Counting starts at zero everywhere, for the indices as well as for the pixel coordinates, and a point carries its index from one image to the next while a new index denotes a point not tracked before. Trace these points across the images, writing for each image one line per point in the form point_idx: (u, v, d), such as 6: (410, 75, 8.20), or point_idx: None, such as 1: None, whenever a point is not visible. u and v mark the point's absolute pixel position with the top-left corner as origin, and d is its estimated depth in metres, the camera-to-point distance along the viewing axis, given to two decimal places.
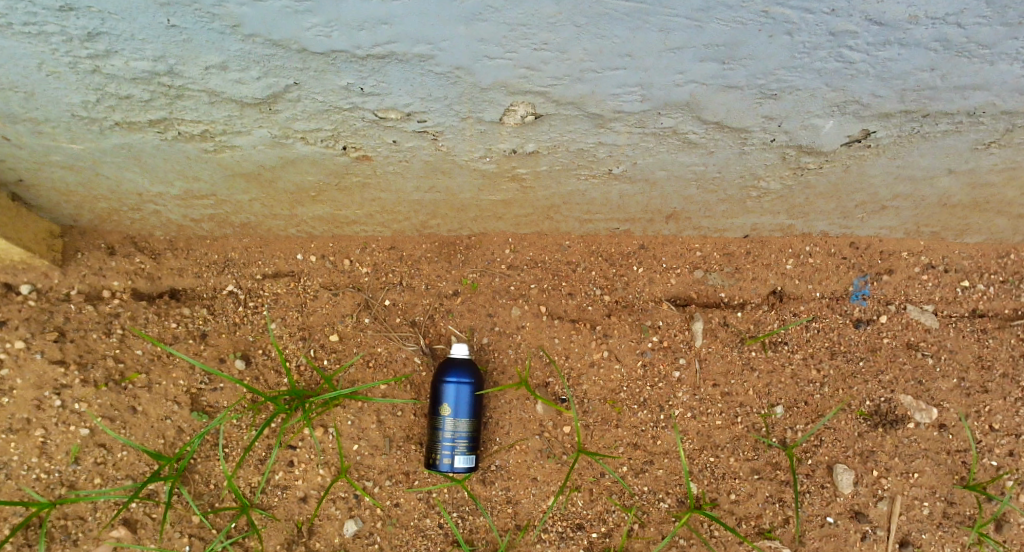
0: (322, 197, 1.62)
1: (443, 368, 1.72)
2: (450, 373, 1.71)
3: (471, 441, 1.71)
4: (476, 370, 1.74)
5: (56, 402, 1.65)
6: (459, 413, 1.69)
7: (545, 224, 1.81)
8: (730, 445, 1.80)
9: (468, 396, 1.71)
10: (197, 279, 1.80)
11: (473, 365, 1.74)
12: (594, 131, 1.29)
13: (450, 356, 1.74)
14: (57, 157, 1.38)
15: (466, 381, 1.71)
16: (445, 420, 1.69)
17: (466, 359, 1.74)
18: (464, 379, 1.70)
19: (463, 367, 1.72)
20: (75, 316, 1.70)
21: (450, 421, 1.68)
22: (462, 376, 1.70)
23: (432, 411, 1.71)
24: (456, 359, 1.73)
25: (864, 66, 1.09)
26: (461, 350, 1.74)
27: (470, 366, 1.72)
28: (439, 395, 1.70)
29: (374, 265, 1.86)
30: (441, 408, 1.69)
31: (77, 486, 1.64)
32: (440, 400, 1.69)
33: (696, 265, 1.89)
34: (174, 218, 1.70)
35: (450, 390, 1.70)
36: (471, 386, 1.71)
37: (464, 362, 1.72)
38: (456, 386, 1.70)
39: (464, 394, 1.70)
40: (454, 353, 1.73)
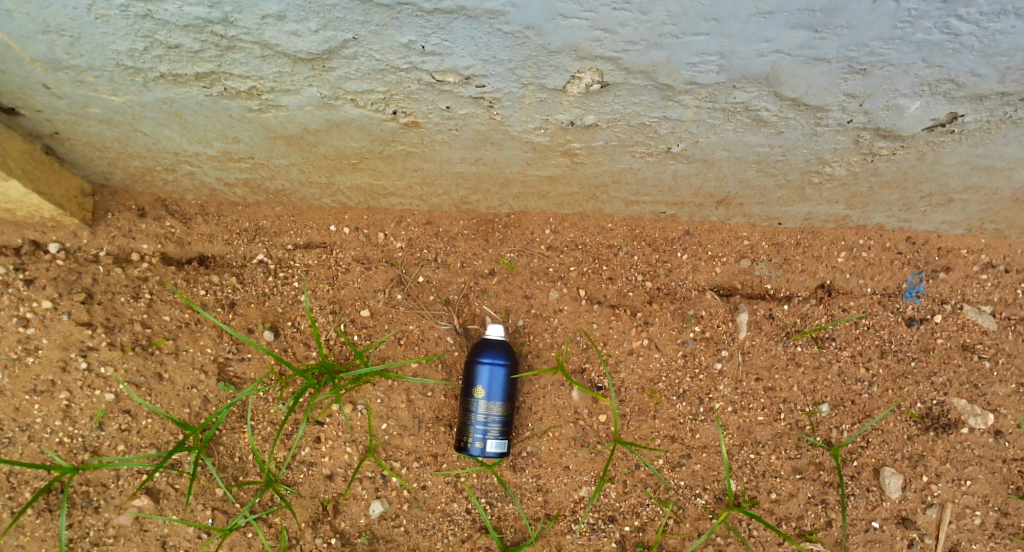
0: (363, 164, 1.56)
1: (475, 350, 1.66)
2: (484, 354, 1.65)
3: (504, 425, 1.65)
4: (511, 353, 1.68)
5: (82, 364, 1.59)
6: (493, 395, 1.63)
7: (589, 204, 1.75)
8: (772, 443, 1.72)
9: (502, 379, 1.65)
10: (227, 246, 1.74)
11: (508, 348, 1.68)
12: (661, 104, 1.23)
13: (483, 337, 1.68)
14: (96, 109, 1.32)
15: (502, 363, 1.65)
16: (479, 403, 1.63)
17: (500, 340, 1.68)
18: (499, 361, 1.64)
19: (497, 348, 1.66)
20: (103, 278, 1.64)
21: (484, 404, 1.63)
22: (497, 359, 1.65)
23: (464, 393, 1.65)
24: (489, 340, 1.67)
25: (970, 39, 1.02)
26: (497, 331, 1.68)
27: (504, 347, 1.66)
28: (473, 376, 1.65)
29: (409, 240, 1.81)
30: (475, 390, 1.63)
31: (100, 452, 1.59)
32: (474, 383, 1.64)
33: (743, 254, 1.81)
34: (208, 182, 1.65)
35: (484, 372, 1.64)
36: (505, 368, 1.65)
37: (498, 344, 1.67)
38: (490, 368, 1.64)
39: (499, 377, 1.64)
40: (489, 333, 1.67)
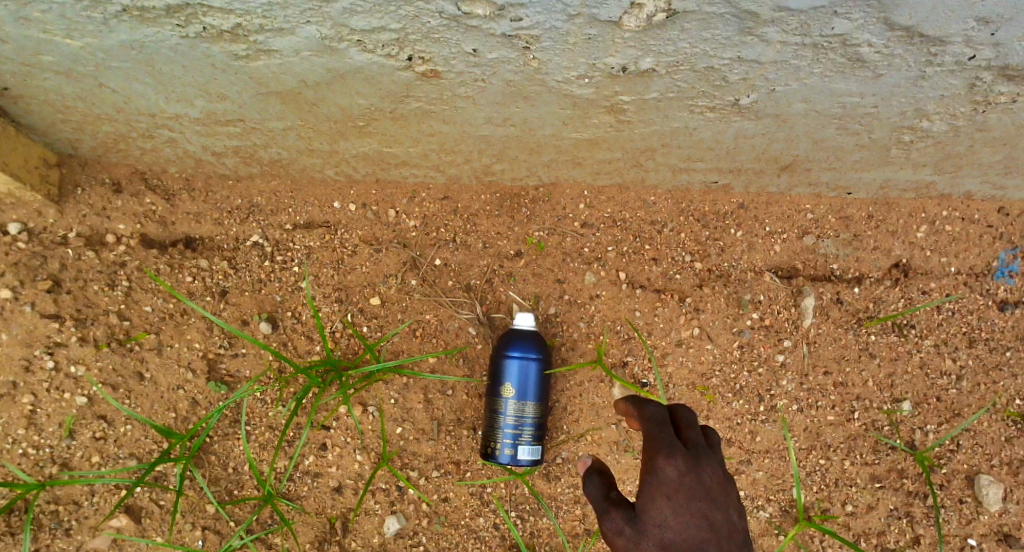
0: (372, 127, 1.34)
1: (502, 343, 1.44)
2: (512, 347, 1.42)
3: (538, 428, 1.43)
4: (544, 345, 1.45)
5: (49, 363, 1.37)
6: (525, 394, 1.41)
7: (630, 173, 1.52)
8: (845, 446, 1.50)
9: (534, 374, 1.42)
10: (216, 226, 1.52)
11: (540, 340, 1.45)
12: (736, 39, 1.00)
13: (511, 328, 1.46)
14: (50, 56, 1.10)
15: (533, 356, 1.43)
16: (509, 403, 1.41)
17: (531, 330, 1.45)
18: (530, 354, 1.42)
19: (527, 340, 1.43)
20: (73, 263, 1.41)
21: (515, 404, 1.41)
22: (527, 352, 1.42)
23: (491, 392, 1.44)
24: (518, 331, 1.44)
25: None
26: (526, 320, 1.46)
27: (535, 339, 1.44)
28: (501, 373, 1.42)
29: (423, 217, 1.58)
30: (504, 389, 1.41)
31: (71, 465, 1.37)
32: (502, 380, 1.42)
33: (807, 229, 1.58)
34: (192, 150, 1.42)
35: (513, 368, 1.42)
36: (537, 362, 1.43)
37: (528, 335, 1.44)
38: (520, 363, 1.42)
39: (531, 372, 1.42)
40: (517, 323, 1.45)
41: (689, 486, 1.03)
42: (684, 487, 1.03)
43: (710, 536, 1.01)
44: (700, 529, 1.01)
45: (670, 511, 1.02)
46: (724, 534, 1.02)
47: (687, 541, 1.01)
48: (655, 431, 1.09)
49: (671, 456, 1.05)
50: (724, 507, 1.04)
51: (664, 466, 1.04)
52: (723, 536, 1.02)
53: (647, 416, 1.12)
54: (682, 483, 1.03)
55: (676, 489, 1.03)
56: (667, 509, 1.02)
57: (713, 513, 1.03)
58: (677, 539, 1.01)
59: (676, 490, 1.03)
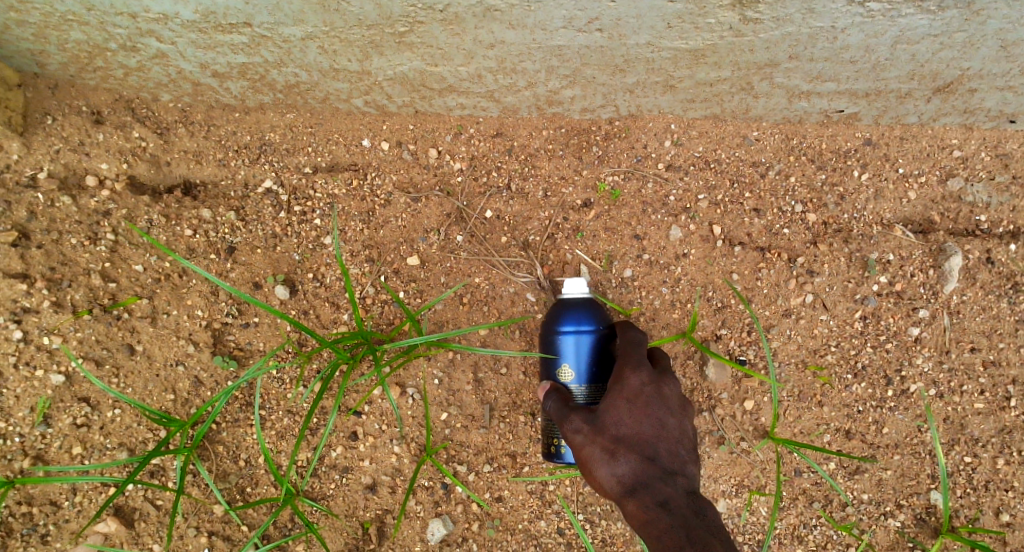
0: (414, 34, 1.05)
1: (551, 317, 1.10)
2: (563, 322, 1.09)
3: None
4: (604, 313, 1.10)
5: (16, 333, 1.10)
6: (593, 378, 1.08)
7: (733, 99, 1.21)
8: (997, 441, 1.21)
9: (598, 350, 1.09)
10: (221, 168, 1.24)
11: (598, 307, 1.11)
12: None
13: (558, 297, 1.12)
14: None
15: (593, 329, 1.08)
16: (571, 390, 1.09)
17: (584, 296, 1.11)
18: (588, 327, 1.08)
19: (581, 310, 1.09)
20: (45, 211, 1.14)
21: (580, 391, 1.08)
22: (584, 325, 1.08)
23: (546, 378, 1.11)
24: (567, 300, 1.10)
25: None
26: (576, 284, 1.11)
27: (591, 307, 1.10)
28: (557, 352, 1.09)
29: (471, 158, 1.29)
30: (563, 373, 1.09)
31: (47, 459, 1.11)
32: (557, 362, 1.09)
33: (951, 172, 1.26)
34: (187, 69, 1.14)
35: (568, 347, 1.08)
36: (599, 336, 1.09)
37: (582, 302, 1.10)
38: (577, 340, 1.08)
39: (592, 350, 1.08)
40: (566, 290, 1.11)
41: (646, 391, 1.03)
42: (644, 395, 1.03)
43: (662, 435, 1.02)
44: (652, 425, 1.02)
45: (626, 405, 1.02)
46: (678, 437, 1.02)
47: (639, 432, 1.01)
48: (629, 350, 1.07)
49: (638, 367, 1.04)
50: (682, 416, 1.04)
51: (629, 375, 1.03)
52: (674, 437, 1.02)
53: (627, 340, 1.09)
54: (645, 388, 1.03)
55: (636, 394, 1.03)
56: (623, 406, 1.02)
57: (670, 420, 1.03)
58: (629, 433, 1.01)
59: (635, 390, 1.03)
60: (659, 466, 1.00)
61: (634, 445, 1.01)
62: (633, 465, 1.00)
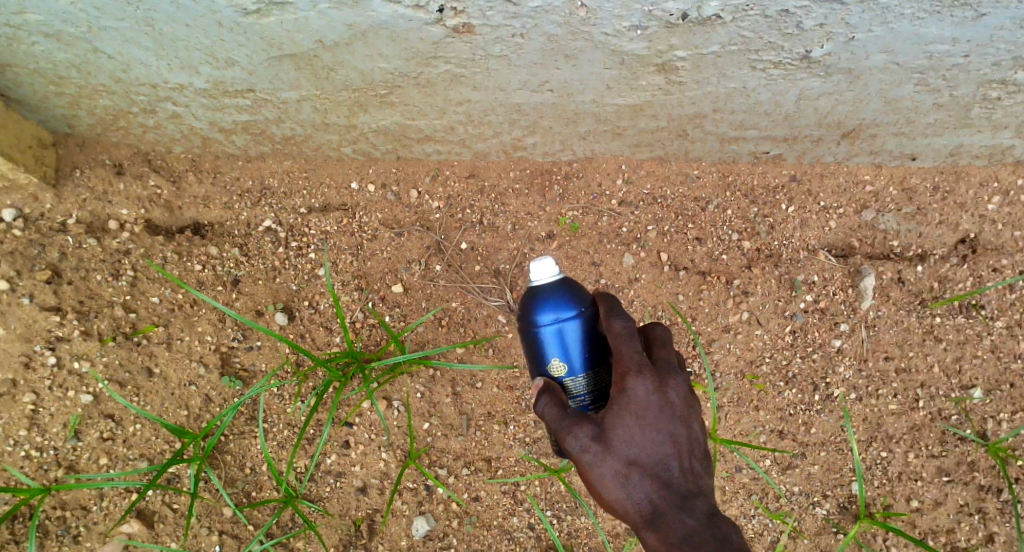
0: (393, 96, 1.23)
1: (524, 309, 1.06)
2: (540, 312, 1.04)
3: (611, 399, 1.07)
4: (578, 293, 1.06)
5: (50, 359, 1.26)
6: (584, 368, 1.04)
7: (674, 144, 1.40)
8: (909, 437, 1.39)
9: (584, 337, 1.04)
10: (226, 211, 1.41)
11: (571, 289, 1.06)
12: None
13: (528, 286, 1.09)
14: (40, 15, 0.98)
15: (570, 313, 1.04)
16: (563, 381, 1.05)
17: (554, 280, 1.07)
18: (568, 315, 1.04)
19: (553, 295, 1.05)
20: (73, 252, 1.30)
21: (574, 384, 1.05)
22: (560, 312, 1.04)
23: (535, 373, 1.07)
24: (537, 287, 1.07)
25: None
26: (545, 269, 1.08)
27: (563, 291, 1.05)
28: (542, 348, 1.05)
29: (448, 197, 1.47)
30: (553, 368, 1.05)
31: (77, 469, 1.26)
32: (544, 357, 1.05)
33: (865, 204, 1.45)
34: (199, 127, 1.31)
35: (549, 337, 1.04)
36: (577, 319, 1.04)
37: (553, 287, 1.06)
38: (557, 328, 1.04)
39: (576, 334, 1.04)
40: (534, 278, 1.07)
41: (654, 401, 1.00)
42: (652, 406, 1.00)
43: (675, 450, 1.01)
44: (663, 441, 1.01)
45: (636, 426, 1.00)
46: (691, 447, 1.01)
47: (650, 450, 1.00)
48: (625, 347, 1.02)
49: (641, 373, 1.00)
50: (692, 421, 1.03)
51: (634, 386, 1.00)
52: (685, 449, 1.02)
53: (615, 333, 1.02)
54: (652, 402, 1.00)
55: (644, 408, 1.00)
56: (633, 424, 1.00)
57: (680, 429, 1.02)
58: (642, 451, 1.00)
59: (644, 408, 1.00)
60: (679, 486, 0.99)
61: (649, 468, 1.00)
62: (651, 489, 0.99)
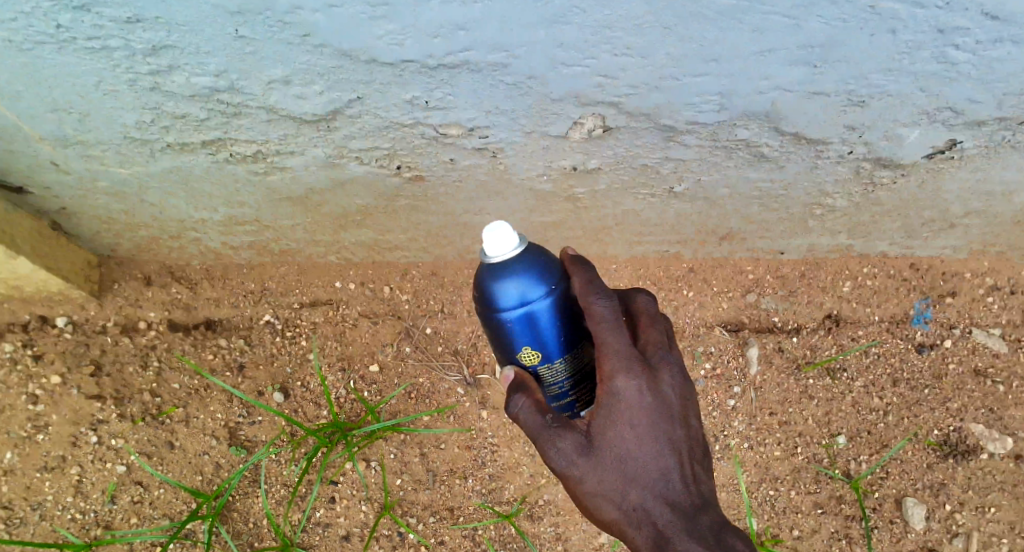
0: (368, 221, 1.55)
1: (485, 294, 1.08)
2: (507, 294, 1.06)
3: (581, 374, 1.15)
4: (540, 274, 1.07)
5: (92, 438, 1.57)
6: (557, 348, 1.10)
7: (591, 247, 1.71)
8: (791, 478, 1.68)
9: (554, 316, 1.08)
10: (233, 309, 1.73)
11: (532, 269, 1.07)
12: (664, 144, 1.22)
13: (484, 266, 1.08)
14: (104, 182, 1.31)
15: (534, 295, 1.06)
16: (534, 365, 1.11)
17: (513, 262, 1.07)
18: (537, 295, 1.06)
19: (521, 273, 1.06)
20: (111, 349, 1.63)
21: (548, 363, 1.11)
22: (523, 296, 1.06)
23: (506, 354, 1.12)
24: (496, 270, 1.07)
25: (966, 67, 0.96)
26: (503, 241, 1.08)
27: (524, 274, 1.06)
28: (513, 330, 1.08)
29: (415, 291, 1.80)
30: (526, 349, 1.09)
31: (113, 527, 1.55)
32: (515, 338, 1.09)
33: (748, 288, 1.75)
34: (214, 246, 1.64)
35: (515, 324, 1.07)
36: (545, 298, 1.07)
37: (513, 269, 1.06)
38: (523, 315, 1.06)
39: (546, 313, 1.08)
40: (490, 257, 1.07)
41: (646, 399, 1.10)
42: (644, 403, 1.10)
43: (667, 449, 1.13)
44: (657, 435, 1.12)
45: (629, 427, 1.10)
46: (681, 445, 1.14)
47: (646, 443, 1.12)
48: (610, 339, 1.08)
49: (630, 372, 1.09)
50: (681, 422, 1.15)
51: (625, 387, 1.09)
52: (676, 438, 1.14)
53: (596, 316, 1.08)
54: (643, 401, 1.10)
55: (637, 407, 1.10)
56: (628, 424, 1.10)
57: (671, 427, 1.13)
58: (639, 444, 1.11)
59: (636, 409, 1.10)
60: (667, 485, 1.13)
61: (641, 467, 1.12)
62: (641, 486, 1.12)
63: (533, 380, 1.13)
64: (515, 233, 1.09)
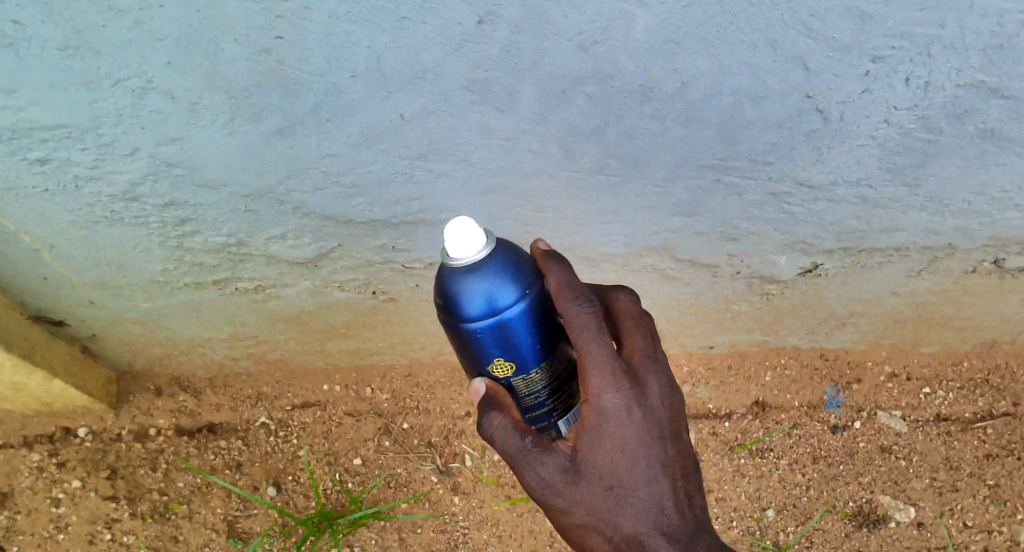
0: (350, 333, 1.80)
1: (449, 302, 0.96)
2: (475, 302, 0.95)
3: (558, 383, 1.05)
4: (511, 276, 0.96)
5: (107, 535, 1.77)
6: (533, 357, 1.00)
7: None
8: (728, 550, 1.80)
9: (527, 323, 0.98)
10: (233, 413, 1.96)
11: (503, 270, 0.96)
12: (586, 273, 1.48)
13: (448, 269, 0.96)
14: (131, 313, 1.59)
15: (504, 301, 0.95)
16: (507, 377, 1.02)
17: (482, 264, 0.96)
18: (508, 301, 0.95)
19: (489, 279, 0.95)
20: (125, 454, 1.86)
21: (523, 374, 1.02)
22: (494, 302, 0.95)
23: (476, 364, 1.02)
24: (461, 275, 0.95)
25: (802, 216, 1.26)
26: (467, 239, 0.95)
27: (494, 276, 0.95)
28: (484, 340, 0.97)
29: (393, 391, 2.02)
30: (499, 359, 0.99)
31: None
32: (486, 348, 0.98)
33: (683, 380, 1.92)
34: (218, 359, 1.89)
35: (486, 334, 0.97)
36: (518, 305, 0.96)
37: (481, 271, 0.95)
38: (493, 324, 0.96)
39: (519, 320, 0.97)
40: (455, 259, 0.95)
41: (633, 416, 1.01)
42: (632, 418, 1.01)
43: (658, 468, 1.04)
44: (646, 454, 1.03)
45: (615, 445, 1.01)
46: (672, 464, 1.06)
47: (635, 463, 1.02)
48: (594, 348, 0.98)
49: (616, 383, 0.99)
50: (673, 439, 1.06)
51: (611, 401, 0.99)
52: (667, 458, 1.05)
53: (573, 323, 0.97)
54: (632, 419, 1.01)
55: (624, 423, 1.00)
56: (615, 442, 1.01)
57: (660, 444, 1.04)
58: (628, 464, 1.02)
59: (624, 424, 1.01)
60: (658, 510, 1.04)
61: (630, 489, 1.02)
62: (633, 513, 1.03)
63: (506, 392, 1.04)
64: (479, 228, 0.97)
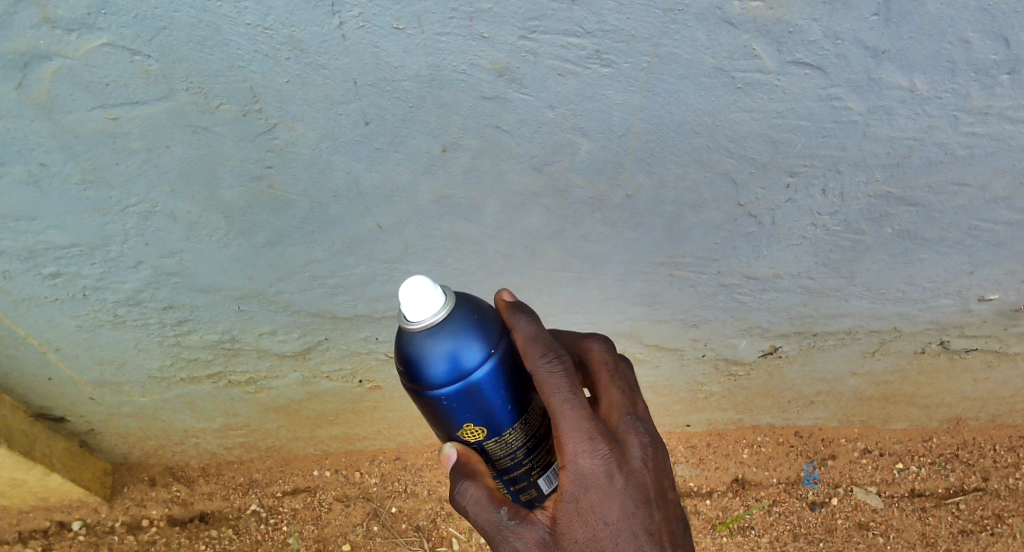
0: (339, 419, 1.87)
1: (411, 368, 0.92)
2: (439, 366, 0.91)
3: (534, 441, 1.01)
4: (474, 335, 0.93)
5: None
6: (505, 418, 0.96)
7: None
8: None
9: (496, 384, 0.94)
10: (224, 501, 1.99)
11: (466, 330, 0.93)
12: None
13: (407, 334, 0.92)
14: (127, 407, 1.67)
15: (469, 363, 0.92)
16: (479, 440, 0.98)
17: (442, 326, 0.92)
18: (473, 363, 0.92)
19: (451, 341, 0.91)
20: (117, 546, 1.89)
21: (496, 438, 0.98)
22: (458, 365, 0.91)
23: (444, 430, 0.98)
24: (421, 339, 0.92)
25: (753, 305, 1.36)
26: (425, 302, 0.91)
27: (455, 338, 0.91)
28: (451, 405, 0.94)
29: (381, 474, 2.04)
30: (470, 423, 0.95)
31: None
32: (455, 413, 0.94)
33: None
34: (211, 448, 1.95)
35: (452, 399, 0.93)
36: (484, 365, 0.93)
37: (441, 334, 0.91)
38: (460, 388, 0.92)
39: (486, 381, 0.93)
40: (412, 326, 0.91)
41: (614, 480, 0.97)
42: (612, 484, 0.97)
43: (645, 538, 0.99)
44: (630, 523, 0.98)
45: (595, 513, 0.97)
46: (660, 532, 1.00)
47: (619, 533, 0.98)
48: (568, 409, 0.94)
49: (594, 447, 0.95)
50: (658, 503, 1.01)
51: (590, 465, 0.96)
52: (654, 526, 1.00)
53: (543, 382, 0.93)
54: (611, 484, 0.97)
55: (604, 489, 0.97)
56: (596, 511, 0.97)
57: (645, 510, 1.00)
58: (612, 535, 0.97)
59: (603, 490, 0.97)
60: None
61: None
62: None
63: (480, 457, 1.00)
64: (433, 290, 0.93)
